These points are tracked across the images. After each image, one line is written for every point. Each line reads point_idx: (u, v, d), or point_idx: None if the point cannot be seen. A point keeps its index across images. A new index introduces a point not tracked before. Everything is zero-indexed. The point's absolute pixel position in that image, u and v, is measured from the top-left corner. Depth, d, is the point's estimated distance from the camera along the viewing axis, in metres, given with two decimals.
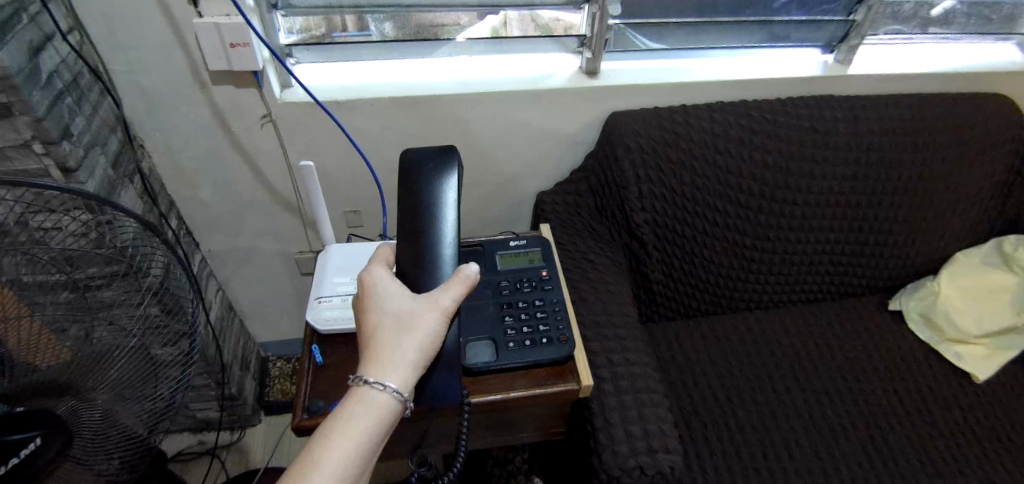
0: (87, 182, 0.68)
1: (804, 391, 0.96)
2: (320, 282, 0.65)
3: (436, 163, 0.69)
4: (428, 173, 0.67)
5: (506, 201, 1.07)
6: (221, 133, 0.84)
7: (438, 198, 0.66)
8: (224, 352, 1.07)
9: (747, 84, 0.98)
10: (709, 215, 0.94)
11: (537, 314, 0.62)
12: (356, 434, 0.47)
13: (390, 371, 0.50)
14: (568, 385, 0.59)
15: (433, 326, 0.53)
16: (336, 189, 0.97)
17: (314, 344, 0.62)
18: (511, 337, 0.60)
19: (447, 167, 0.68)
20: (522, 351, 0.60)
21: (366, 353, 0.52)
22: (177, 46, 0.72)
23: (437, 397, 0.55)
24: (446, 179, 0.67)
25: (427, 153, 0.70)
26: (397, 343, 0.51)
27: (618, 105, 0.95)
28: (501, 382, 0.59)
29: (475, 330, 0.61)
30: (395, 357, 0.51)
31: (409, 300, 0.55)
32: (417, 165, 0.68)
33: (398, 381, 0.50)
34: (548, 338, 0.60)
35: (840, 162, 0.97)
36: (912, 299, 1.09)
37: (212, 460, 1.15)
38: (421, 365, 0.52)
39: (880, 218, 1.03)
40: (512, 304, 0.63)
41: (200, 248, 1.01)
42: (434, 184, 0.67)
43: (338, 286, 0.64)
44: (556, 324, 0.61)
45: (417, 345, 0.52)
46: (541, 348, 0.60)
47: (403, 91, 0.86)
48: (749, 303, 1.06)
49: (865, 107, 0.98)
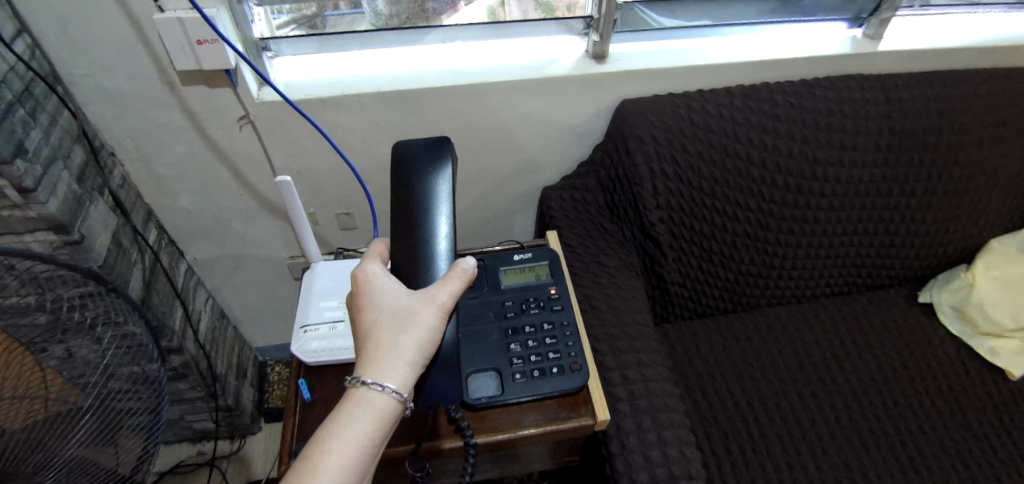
0: (49, 202, 0.61)
1: (830, 395, 0.90)
2: (306, 308, 0.59)
3: (428, 168, 0.61)
4: (418, 182, 0.61)
5: (508, 196, 1.01)
6: (197, 137, 0.77)
7: (431, 210, 0.60)
8: (217, 363, 1.02)
9: (769, 65, 0.89)
10: (729, 210, 0.86)
11: (546, 341, 0.56)
12: (356, 438, 0.44)
13: (387, 371, 0.46)
14: (582, 419, 0.54)
15: (431, 322, 0.49)
16: (326, 191, 0.91)
17: (302, 378, 0.56)
18: (518, 369, 0.54)
19: (439, 174, 0.61)
20: (530, 383, 0.54)
21: (361, 354, 0.48)
22: (138, 44, 0.65)
23: (436, 398, 0.51)
24: (439, 188, 0.60)
25: (416, 155, 0.62)
26: (394, 342, 0.48)
27: (628, 92, 0.87)
28: (509, 418, 0.54)
29: (478, 360, 0.55)
30: (392, 358, 0.47)
31: (405, 296, 0.51)
32: (405, 171, 0.61)
33: (397, 382, 0.46)
34: (559, 368, 0.55)
35: (872, 148, 0.89)
36: (944, 291, 1.02)
37: (212, 470, 1.12)
38: (420, 365, 0.49)
39: (914, 205, 0.95)
40: (517, 329, 0.57)
41: (185, 257, 0.96)
42: (426, 194, 0.60)
43: (326, 312, 0.58)
44: (568, 351, 0.56)
45: (416, 344, 0.48)
46: (551, 379, 0.54)
47: (392, 84, 0.78)
48: (771, 299, 0.99)
49: (899, 86, 0.89)
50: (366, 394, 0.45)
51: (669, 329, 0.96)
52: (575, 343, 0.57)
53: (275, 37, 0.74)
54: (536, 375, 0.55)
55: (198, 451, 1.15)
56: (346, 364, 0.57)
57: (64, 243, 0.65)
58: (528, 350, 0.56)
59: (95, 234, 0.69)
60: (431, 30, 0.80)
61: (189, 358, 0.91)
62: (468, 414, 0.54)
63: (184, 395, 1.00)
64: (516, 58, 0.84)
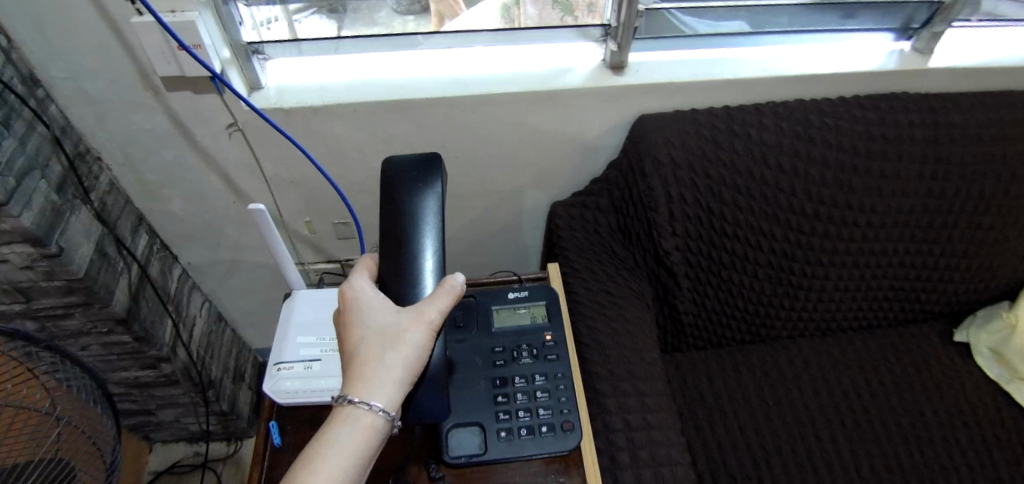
0: (23, 215, 0.58)
1: (855, 441, 0.83)
2: (282, 343, 0.56)
3: (412, 199, 0.54)
4: (402, 216, 0.54)
5: (513, 210, 0.96)
6: (185, 144, 0.74)
7: (415, 249, 0.53)
8: (212, 367, 1.00)
9: (805, 80, 0.81)
10: (752, 239, 0.80)
11: (536, 395, 0.54)
12: (340, 459, 0.40)
13: (374, 390, 0.42)
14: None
15: (420, 338, 0.46)
16: (322, 200, 0.87)
17: (273, 421, 0.54)
18: (504, 426, 0.53)
19: (425, 207, 0.54)
20: (516, 442, 0.52)
21: (346, 372, 0.44)
22: (119, 48, 0.62)
23: (422, 414, 0.50)
24: (424, 224, 0.54)
25: (402, 181, 0.55)
26: (381, 359, 0.44)
27: (647, 107, 0.81)
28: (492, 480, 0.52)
29: (464, 412, 0.54)
30: (379, 376, 0.43)
31: (392, 311, 0.48)
32: (389, 203, 0.55)
33: (385, 401, 0.43)
34: (548, 426, 0.53)
35: (917, 176, 0.80)
36: (983, 330, 0.92)
37: (206, 473, 1.11)
38: (409, 384, 0.45)
39: (968, 238, 0.86)
40: (506, 380, 0.55)
41: (180, 261, 0.94)
42: (410, 231, 0.53)
43: (303, 350, 0.55)
44: (560, 409, 0.54)
45: (404, 362, 0.45)
46: (539, 439, 0.52)
47: (390, 93, 0.73)
48: (793, 332, 0.92)
49: (949, 109, 0.80)
50: (351, 413, 0.42)
51: (680, 359, 0.90)
52: (568, 399, 0.55)
53: (294, 40, 0.70)
54: (523, 433, 0.53)
55: (194, 452, 1.15)
56: (321, 407, 0.54)
57: (41, 255, 0.62)
58: (515, 406, 0.54)
59: (76, 244, 0.66)
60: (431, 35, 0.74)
61: (179, 365, 0.89)
62: (449, 471, 0.52)
63: (177, 399, 0.98)
64: (526, 65, 0.78)
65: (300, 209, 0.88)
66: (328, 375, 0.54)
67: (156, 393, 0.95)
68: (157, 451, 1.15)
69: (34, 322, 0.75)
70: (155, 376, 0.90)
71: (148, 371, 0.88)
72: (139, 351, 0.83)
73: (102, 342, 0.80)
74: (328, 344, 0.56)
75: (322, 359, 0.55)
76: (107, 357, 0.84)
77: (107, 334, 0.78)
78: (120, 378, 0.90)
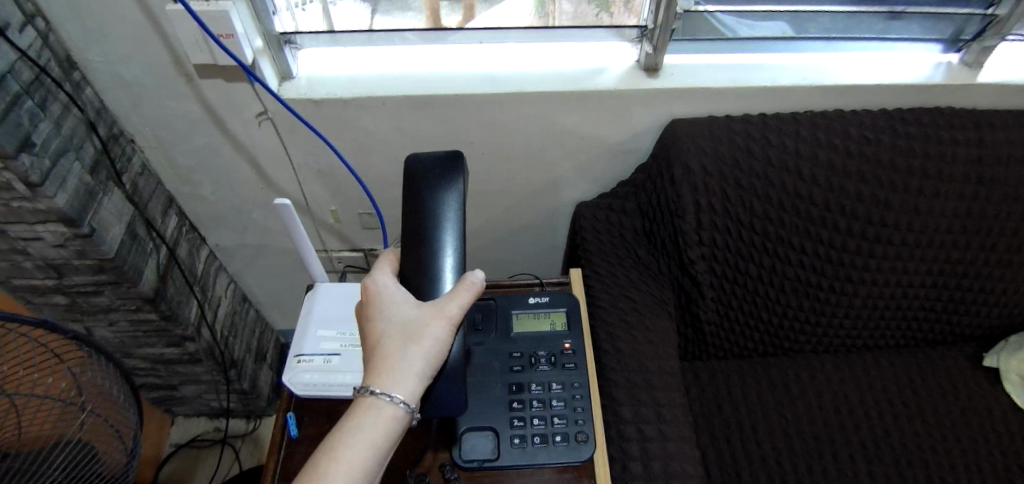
0: (58, 197, 0.60)
1: (875, 463, 0.80)
2: (302, 335, 0.58)
3: (434, 197, 0.54)
4: (425, 214, 0.54)
5: (538, 208, 0.95)
6: (216, 131, 0.75)
7: (436, 247, 0.53)
8: (235, 347, 1.02)
9: (846, 90, 0.78)
10: (780, 252, 0.78)
11: (552, 404, 0.55)
12: (362, 449, 0.40)
13: (395, 382, 0.42)
14: None
15: (441, 333, 0.46)
16: (348, 190, 0.87)
17: (290, 413, 0.55)
18: (518, 433, 0.53)
19: (447, 205, 0.54)
20: (528, 450, 0.53)
21: (368, 364, 0.45)
22: (154, 35, 0.62)
23: (440, 411, 0.50)
24: (445, 221, 0.54)
25: (426, 178, 0.55)
26: (403, 352, 0.44)
27: (680, 111, 0.79)
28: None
29: (478, 416, 0.54)
30: (401, 369, 0.43)
31: (414, 305, 0.48)
32: (411, 200, 0.55)
33: (406, 393, 0.43)
34: (562, 436, 0.53)
35: (961, 195, 0.76)
36: (1015, 356, 0.87)
37: (224, 448, 1.14)
38: (429, 378, 0.45)
39: (1010, 262, 0.82)
40: (522, 386, 0.56)
41: (207, 242, 0.96)
42: (431, 229, 0.54)
43: (322, 344, 0.57)
44: (574, 419, 0.54)
45: (425, 355, 0.45)
46: (552, 448, 0.53)
47: (418, 88, 0.72)
48: (815, 346, 0.90)
49: (997, 126, 0.75)
50: (373, 404, 0.42)
51: (699, 368, 0.89)
52: (583, 410, 0.55)
53: (330, 31, 0.71)
54: (535, 441, 0.53)
55: (214, 427, 1.18)
56: (337, 401, 0.56)
57: (74, 235, 0.64)
58: (530, 413, 0.54)
59: (107, 226, 0.68)
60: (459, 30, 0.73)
61: (203, 344, 0.91)
62: (461, 473, 0.53)
63: (199, 377, 1.01)
64: (558, 64, 0.76)
65: (326, 197, 0.89)
66: (346, 371, 0.55)
67: (180, 370, 0.98)
68: (180, 423, 1.18)
69: (65, 297, 0.78)
70: (179, 354, 0.92)
71: (173, 348, 0.91)
72: (164, 329, 0.85)
73: (130, 319, 0.82)
74: (348, 339, 0.58)
75: (340, 352, 0.56)
76: (134, 334, 0.86)
77: (134, 312, 0.80)
78: (145, 354, 0.92)
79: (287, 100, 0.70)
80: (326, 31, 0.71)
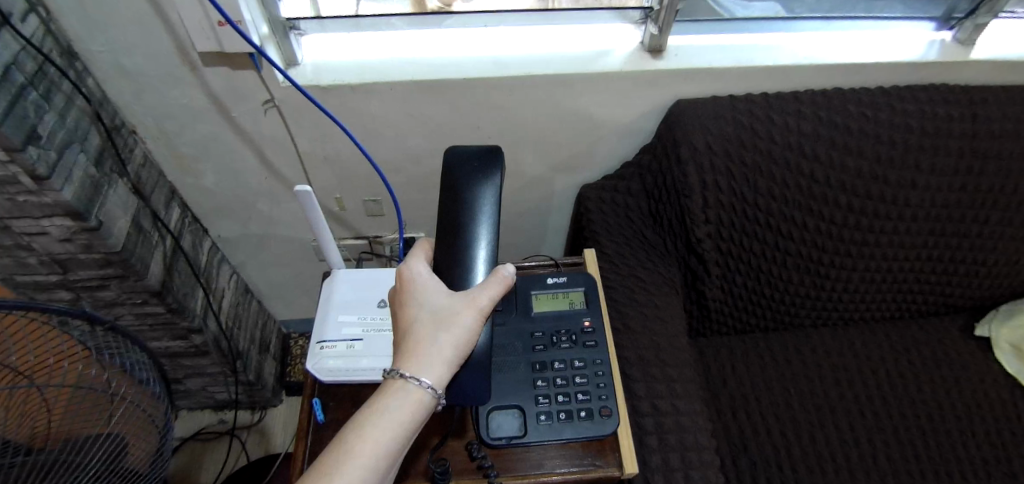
0: (64, 189, 0.59)
1: (874, 430, 0.84)
2: (324, 323, 0.62)
3: (472, 187, 0.56)
4: (459, 206, 0.55)
5: (542, 191, 0.96)
6: (221, 120, 0.75)
7: (470, 239, 0.54)
8: (240, 338, 1.02)
9: (846, 69, 0.79)
10: (784, 229, 0.79)
11: (575, 380, 0.58)
12: (390, 430, 0.42)
13: (424, 367, 0.44)
14: (608, 468, 0.55)
15: (471, 323, 0.47)
16: (353, 176, 0.87)
17: (315, 398, 0.59)
18: (543, 410, 0.56)
19: (482, 198, 0.55)
20: (554, 426, 0.56)
21: (399, 348, 0.46)
22: (157, 22, 0.62)
23: (466, 397, 0.52)
24: (480, 214, 0.55)
25: (462, 172, 0.56)
26: (433, 339, 0.45)
27: (684, 92, 0.79)
28: (526, 463, 0.55)
29: (505, 396, 0.57)
30: (430, 355, 0.45)
31: (446, 294, 0.49)
32: (448, 192, 0.56)
33: (434, 379, 0.44)
34: (586, 412, 0.56)
35: (958, 170, 0.78)
36: (1004, 326, 0.91)
37: (232, 440, 1.15)
38: (457, 366, 0.46)
39: (1004, 235, 0.84)
40: (546, 365, 0.59)
41: (209, 234, 0.95)
42: (464, 221, 0.55)
43: (343, 331, 0.61)
44: (597, 395, 0.57)
45: (454, 344, 0.46)
46: (576, 424, 0.56)
47: (425, 72, 0.72)
48: (815, 320, 0.92)
49: (990, 102, 0.77)
50: (402, 387, 0.43)
51: (704, 345, 0.91)
52: (605, 385, 0.58)
53: (317, 17, 0.69)
54: (561, 417, 0.56)
55: (219, 419, 1.18)
56: (360, 385, 0.60)
57: (81, 229, 0.63)
58: (555, 390, 0.57)
59: (113, 218, 0.67)
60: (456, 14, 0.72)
61: (210, 336, 0.91)
62: (489, 451, 0.56)
63: (206, 369, 1.00)
64: (563, 46, 0.76)
65: (331, 185, 0.89)
66: (369, 355, 0.59)
67: (186, 363, 0.98)
68: (185, 416, 1.18)
69: (70, 292, 0.77)
70: (186, 347, 0.92)
71: (179, 341, 0.90)
72: (171, 322, 0.84)
73: (136, 313, 0.81)
74: (369, 324, 0.62)
75: (359, 338, 0.61)
76: (140, 327, 0.85)
77: (141, 306, 0.79)
78: (151, 347, 0.91)
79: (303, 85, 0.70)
80: (315, 16, 0.69)
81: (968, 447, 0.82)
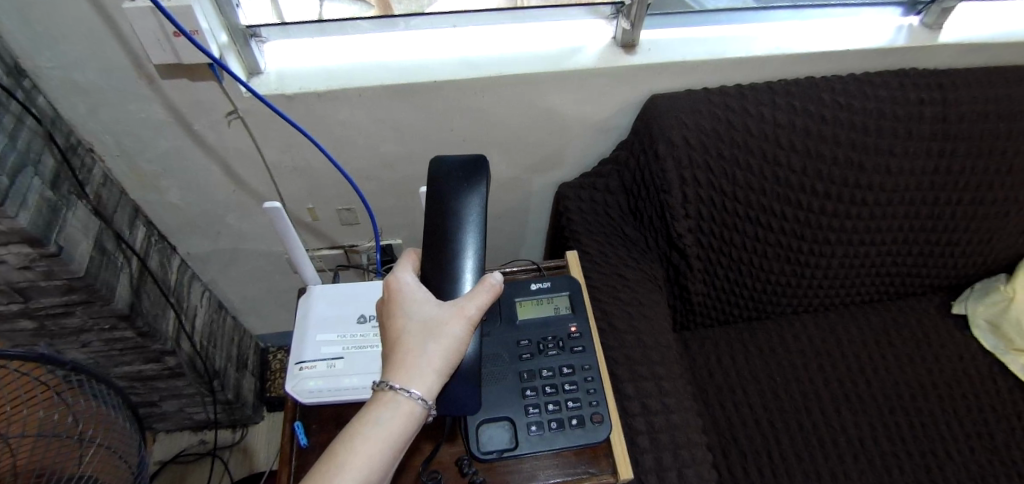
0: (19, 215, 0.55)
1: (858, 413, 0.85)
2: (303, 343, 0.61)
3: (455, 195, 0.54)
4: (446, 216, 0.54)
5: (518, 192, 0.94)
6: (183, 133, 0.72)
7: (456, 250, 0.53)
8: (216, 356, 0.98)
9: (818, 58, 0.79)
10: (764, 219, 0.79)
11: (565, 388, 0.57)
12: (379, 444, 0.40)
13: (415, 378, 0.42)
14: (604, 475, 0.55)
15: (461, 332, 0.46)
16: (325, 186, 0.84)
17: (297, 422, 0.57)
18: (534, 420, 0.56)
19: (469, 209, 0.54)
20: (546, 435, 0.55)
21: (388, 358, 0.44)
22: (110, 35, 0.60)
23: (458, 409, 0.51)
24: (467, 225, 0.53)
25: (447, 181, 0.55)
26: (422, 349, 0.44)
27: (658, 86, 0.79)
28: (519, 474, 0.54)
29: (495, 408, 0.56)
30: (419, 365, 0.43)
31: (434, 303, 0.47)
32: (435, 203, 0.55)
33: (425, 390, 0.43)
34: (578, 419, 0.56)
35: (930, 153, 0.79)
36: (980, 303, 0.93)
37: (213, 461, 1.11)
38: (447, 376, 0.45)
39: (978, 215, 0.86)
40: (534, 373, 0.58)
41: (178, 251, 0.92)
42: (451, 231, 0.53)
43: (322, 349, 0.60)
44: (588, 401, 0.57)
45: (443, 353, 0.44)
46: (568, 432, 0.55)
47: (394, 77, 0.70)
48: (796, 307, 0.92)
49: (958, 86, 0.78)
50: (391, 399, 0.42)
51: (688, 337, 0.91)
52: (595, 390, 0.58)
53: (282, 23, 0.67)
54: (553, 426, 0.56)
55: (199, 440, 1.14)
56: (343, 404, 0.58)
57: (40, 256, 0.60)
58: (544, 399, 0.57)
59: (74, 243, 0.64)
60: (423, 14, 0.70)
61: (184, 357, 0.87)
62: (480, 465, 0.55)
63: (182, 391, 0.97)
64: (534, 44, 0.75)
65: (302, 195, 0.86)
66: (350, 373, 0.58)
67: (161, 386, 0.94)
68: (162, 440, 1.14)
69: (31, 322, 0.73)
70: (160, 369, 0.89)
71: (152, 364, 0.87)
72: (142, 346, 0.81)
73: (105, 338, 0.78)
74: (348, 342, 0.61)
75: (340, 357, 0.59)
76: (109, 353, 0.82)
77: (110, 331, 0.76)
78: (123, 372, 0.88)
79: (264, 95, 0.67)
80: (280, 22, 0.67)
81: (950, 425, 0.84)
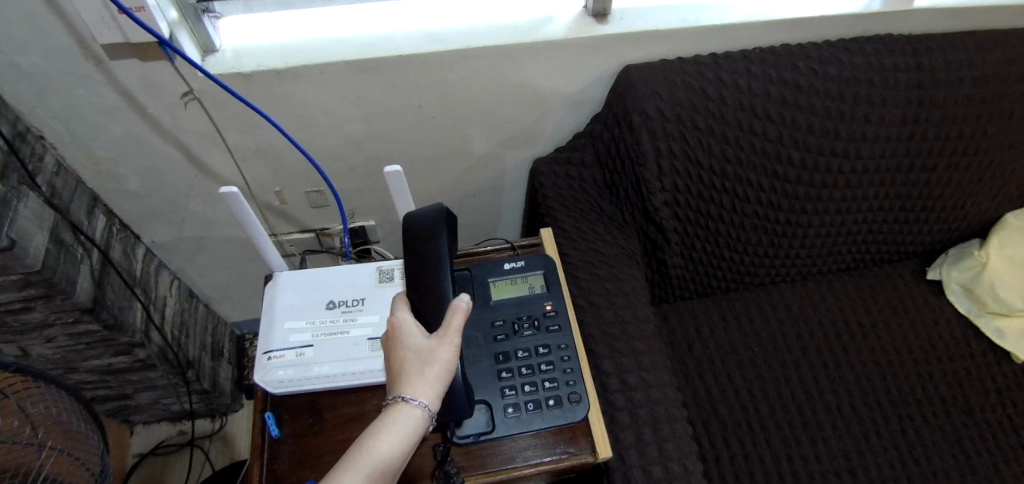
0: None
1: (835, 381, 0.86)
2: (271, 332, 0.59)
3: (421, 246, 0.53)
4: (417, 269, 0.52)
5: (490, 168, 0.92)
6: (137, 118, 0.69)
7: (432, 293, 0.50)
8: (188, 346, 0.96)
9: (793, 24, 0.77)
10: (741, 190, 0.78)
11: (541, 369, 0.57)
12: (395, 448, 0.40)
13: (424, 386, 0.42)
14: (582, 453, 0.55)
15: (451, 355, 0.44)
16: (291, 168, 0.81)
17: (268, 413, 0.56)
18: (511, 402, 0.55)
19: (440, 255, 0.52)
20: (522, 417, 0.55)
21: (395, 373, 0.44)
22: (51, 15, 0.56)
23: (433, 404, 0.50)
24: (438, 271, 0.51)
25: (412, 237, 0.54)
26: (427, 361, 0.44)
27: (631, 57, 0.76)
28: (498, 457, 0.54)
29: None
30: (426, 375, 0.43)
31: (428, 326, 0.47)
32: (410, 254, 0.53)
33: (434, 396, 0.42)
34: (555, 399, 0.56)
35: (905, 121, 0.79)
36: (954, 268, 0.93)
37: (193, 451, 1.10)
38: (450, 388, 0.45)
39: (952, 182, 0.86)
40: (509, 355, 0.58)
41: (142, 239, 0.89)
42: (424, 279, 0.51)
43: (291, 337, 0.58)
44: (565, 381, 0.57)
45: (441, 371, 0.44)
46: (545, 413, 0.55)
47: (358, 51, 0.67)
48: (775, 277, 0.92)
49: (933, 51, 0.77)
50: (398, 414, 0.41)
51: (667, 311, 0.91)
52: (571, 370, 0.58)
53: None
54: (530, 409, 0.55)
55: (178, 431, 1.12)
56: (314, 392, 0.57)
57: None
58: (520, 380, 0.56)
59: (29, 235, 0.60)
60: None
61: (155, 349, 0.85)
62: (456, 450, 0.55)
63: (155, 382, 0.95)
64: (502, 15, 0.72)
65: (267, 178, 0.83)
66: (321, 361, 0.57)
67: (132, 378, 0.92)
68: (138, 433, 1.12)
69: None
70: (130, 362, 0.86)
71: (122, 357, 0.84)
72: (110, 339, 0.79)
73: (70, 333, 0.75)
74: (317, 328, 0.59)
75: (310, 345, 0.58)
76: (75, 347, 0.79)
77: (73, 325, 0.73)
78: (90, 366, 0.85)
79: (216, 75, 0.64)
80: None
81: (926, 389, 0.86)
